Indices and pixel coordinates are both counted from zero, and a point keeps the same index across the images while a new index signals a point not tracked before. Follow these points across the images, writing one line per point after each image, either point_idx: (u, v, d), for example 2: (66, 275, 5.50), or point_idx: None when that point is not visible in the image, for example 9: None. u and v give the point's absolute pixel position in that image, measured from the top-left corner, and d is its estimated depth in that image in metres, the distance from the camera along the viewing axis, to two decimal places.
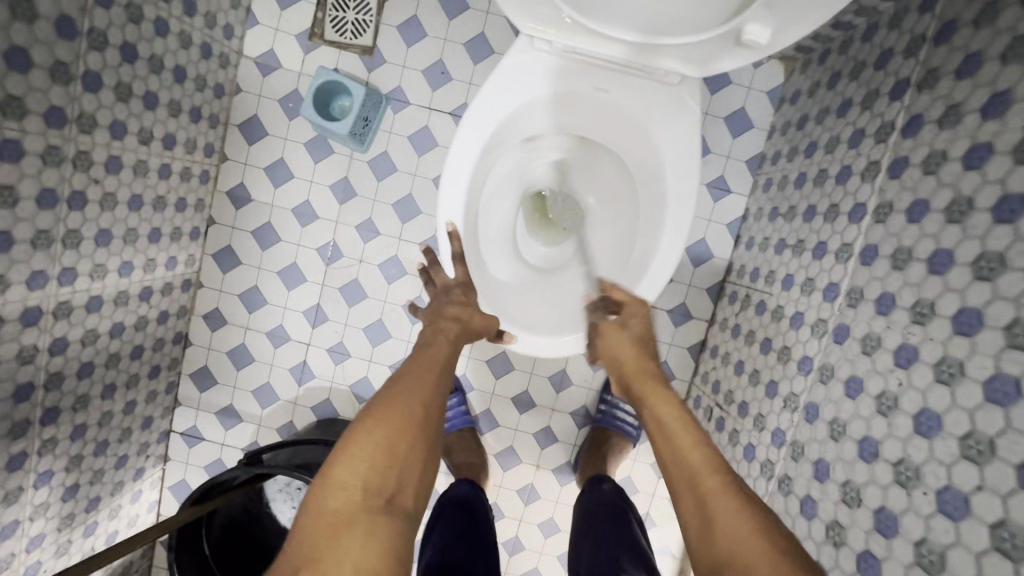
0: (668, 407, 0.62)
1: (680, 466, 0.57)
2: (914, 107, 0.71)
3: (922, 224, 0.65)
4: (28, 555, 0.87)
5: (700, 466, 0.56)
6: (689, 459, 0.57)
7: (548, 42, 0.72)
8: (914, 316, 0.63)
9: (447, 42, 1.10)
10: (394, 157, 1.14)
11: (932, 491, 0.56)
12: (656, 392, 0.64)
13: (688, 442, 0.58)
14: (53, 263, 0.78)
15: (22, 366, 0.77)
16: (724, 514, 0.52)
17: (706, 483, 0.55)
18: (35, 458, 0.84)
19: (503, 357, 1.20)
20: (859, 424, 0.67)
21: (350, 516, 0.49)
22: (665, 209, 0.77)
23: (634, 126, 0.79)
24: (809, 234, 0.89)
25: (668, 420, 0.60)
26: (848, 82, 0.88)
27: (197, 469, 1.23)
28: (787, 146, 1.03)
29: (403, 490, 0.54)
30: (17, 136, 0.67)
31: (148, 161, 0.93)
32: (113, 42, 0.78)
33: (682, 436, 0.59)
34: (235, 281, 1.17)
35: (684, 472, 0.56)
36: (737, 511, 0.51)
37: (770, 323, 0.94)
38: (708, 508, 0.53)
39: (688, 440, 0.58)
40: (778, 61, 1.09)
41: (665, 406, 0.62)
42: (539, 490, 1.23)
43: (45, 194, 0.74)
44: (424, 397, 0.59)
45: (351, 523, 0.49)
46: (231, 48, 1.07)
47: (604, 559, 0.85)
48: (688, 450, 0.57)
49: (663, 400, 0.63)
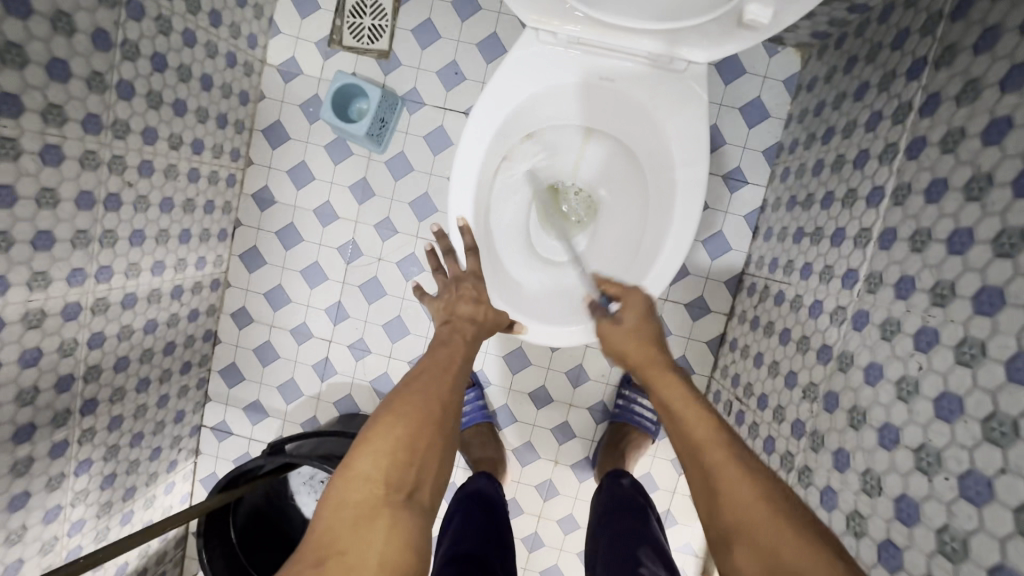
0: (669, 387, 0.62)
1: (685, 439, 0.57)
2: (932, 85, 0.69)
3: (941, 204, 0.63)
4: (70, 539, 0.92)
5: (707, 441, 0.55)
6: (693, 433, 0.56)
7: (553, 34, 0.74)
8: (934, 298, 0.61)
9: (460, 44, 1.13)
10: (410, 156, 1.16)
11: (953, 476, 0.54)
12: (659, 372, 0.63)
13: (691, 416, 0.57)
14: (91, 261, 0.83)
15: (63, 359, 0.82)
16: (731, 483, 0.51)
17: (710, 458, 0.53)
18: (76, 447, 0.89)
19: (520, 352, 1.20)
20: (879, 411, 0.66)
21: (371, 510, 0.49)
22: (674, 197, 0.78)
23: (642, 115, 0.79)
24: (827, 221, 0.87)
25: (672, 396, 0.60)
26: (865, 65, 0.86)
27: (226, 462, 1.27)
28: (804, 133, 1.01)
29: (422, 485, 0.54)
30: (58, 142, 0.72)
31: (178, 165, 0.98)
32: (144, 52, 0.83)
33: (686, 409, 0.58)
34: (260, 281, 1.22)
35: (689, 446, 0.56)
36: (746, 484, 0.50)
37: (789, 314, 0.92)
38: (720, 479, 0.52)
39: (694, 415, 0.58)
40: (794, 49, 1.08)
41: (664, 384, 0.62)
42: (557, 485, 1.22)
43: (83, 197, 0.79)
44: (441, 396, 0.60)
45: (373, 516, 0.49)
46: (255, 56, 1.12)
47: (621, 551, 0.85)
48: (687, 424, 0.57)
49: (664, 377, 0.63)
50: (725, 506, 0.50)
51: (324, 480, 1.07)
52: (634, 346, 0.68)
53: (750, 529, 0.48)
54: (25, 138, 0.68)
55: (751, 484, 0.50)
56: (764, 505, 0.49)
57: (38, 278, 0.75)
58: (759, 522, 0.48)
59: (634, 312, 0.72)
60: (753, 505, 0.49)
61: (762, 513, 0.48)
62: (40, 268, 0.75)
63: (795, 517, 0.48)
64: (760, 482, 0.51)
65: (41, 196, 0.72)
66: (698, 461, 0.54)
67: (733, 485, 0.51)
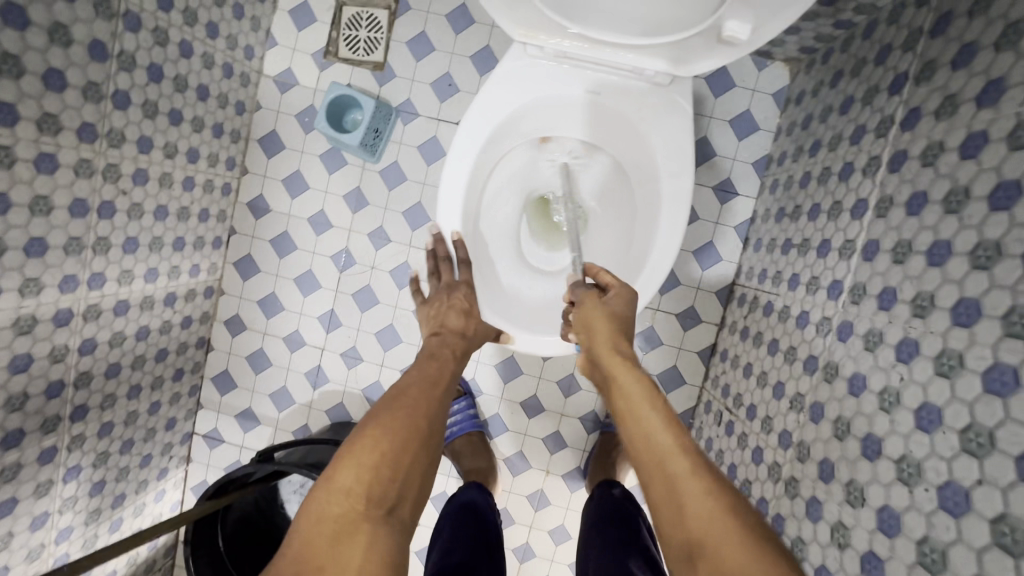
0: (635, 385, 0.60)
1: (648, 446, 0.55)
2: (912, 100, 0.70)
3: (922, 216, 0.64)
4: (57, 546, 0.92)
5: (672, 449, 0.54)
6: (657, 440, 0.55)
7: (540, 47, 0.74)
8: (914, 310, 0.62)
9: (455, 56, 1.14)
10: (404, 166, 1.18)
11: (933, 487, 0.54)
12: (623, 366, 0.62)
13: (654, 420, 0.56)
14: (83, 268, 0.84)
15: (53, 365, 0.82)
16: (693, 496, 0.50)
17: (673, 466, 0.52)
18: (65, 453, 0.89)
19: (512, 361, 1.21)
20: (862, 421, 0.66)
21: (351, 525, 0.48)
22: (659, 208, 0.79)
23: (628, 127, 0.81)
24: (814, 232, 0.88)
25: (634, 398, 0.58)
26: (850, 79, 0.87)
27: (217, 470, 1.27)
28: (793, 146, 1.02)
29: (402, 503, 0.53)
30: (52, 150, 0.73)
31: (173, 174, 0.99)
32: (141, 63, 0.85)
33: (651, 414, 0.57)
34: (253, 288, 1.23)
35: (653, 455, 0.54)
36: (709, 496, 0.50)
37: (777, 324, 0.92)
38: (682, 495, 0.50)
39: (659, 423, 0.56)
40: (783, 63, 1.09)
41: (626, 378, 0.61)
42: (549, 496, 1.22)
43: (77, 204, 0.80)
44: (427, 412, 0.60)
45: (353, 532, 0.48)
46: (252, 67, 1.14)
47: (613, 561, 0.84)
48: (652, 428, 0.56)
49: (628, 374, 0.61)
50: (688, 522, 0.49)
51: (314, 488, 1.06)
52: (605, 336, 0.65)
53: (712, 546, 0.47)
54: (19, 146, 0.69)
55: (712, 497, 0.50)
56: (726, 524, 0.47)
57: (29, 284, 0.75)
58: (722, 539, 0.47)
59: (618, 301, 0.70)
60: (716, 521, 0.48)
61: (723, 532, 0.47)
62: (32, 275, 0.75)
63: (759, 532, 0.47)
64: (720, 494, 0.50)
65: (35, 203, 0.73)
66: (663, 472, 0.53)
67: (698, 500, 0.49)
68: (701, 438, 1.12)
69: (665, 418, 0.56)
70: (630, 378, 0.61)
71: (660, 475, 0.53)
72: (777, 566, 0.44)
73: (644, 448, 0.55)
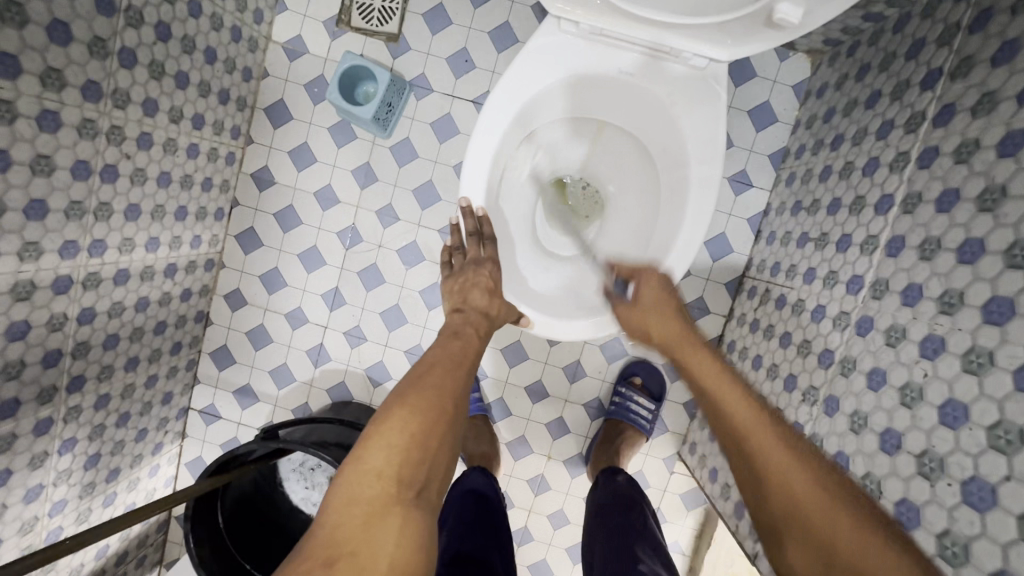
0: (700, 360, 0.62)
1: (726, 422, 0.55)
2: (947, 96, 0.70)
3: (952, 213, 0.64)
4: (51, 520, 0.89)
5: (749, 424, 0.54)
6: (733, 416, 0.55)
7: (575, 24, 0.73)
8: (941, 306, 0.62)
9: (472, 31, 1.11)
10: (415, 143, 1.15)
11: (957, 482, 0.55)
12: (688, 343, 0.66)
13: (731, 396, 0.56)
14: (85, 234, 0.80)
15: (51, 333, 0.79)
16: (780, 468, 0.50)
17: (754, 441, 0.53)
18: (61, 425, 0.86)
19: (518, 346, 1.20)
20: (881, 416, 0.66)
21: (382, 508, 0.47)
22: (687, 195, 0.78)
23: (658, 110, 0.80)
24: (833, 227, 0.88)
25: (704, 375, 0.60)
26: (877, 73, 0.87)
27: (213, 446, 1.25)
28: (812, 139, 1.01)
29: (430, 484, 0.52)
30: (56, 108, 0.70)
31: (177, 140, 0.95)
32: (148, 20, 0.80)
33: (724, 388, 0.57)
34: (256, 263, 1.19)
35: (731, 429, 0.54)
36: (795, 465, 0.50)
37: (790, 317, 0.92)
38: (781, 476, 0.50)
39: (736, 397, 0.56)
40: (805, 55, 1.08)
41: (694, 356, 0.63)
42: (549, 481, 1.22)
43: (79, 166, 0.76)
44: (454, 394, 0.58)
45: (384, 515, 0.47)
46: (260, 32, 1.09)
47: (622, 551, 0.84)
48: (726, 406, 0.56)
49: (695, 354, 0.63)
50: (777, 499, 0.49)
51: (314, 467, 1.08)
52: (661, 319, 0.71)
53: (821, 526, 0.46)
54: (22, 101, 0.65)
55: (795, 463, 0.50)
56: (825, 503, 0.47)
57: (28, 248, 0.72)
58: (813, 508, 0.47)
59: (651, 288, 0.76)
60: (809, 493, 0.48)
61: (812, 497, 0.48)
62: (32, 239, 0.72)
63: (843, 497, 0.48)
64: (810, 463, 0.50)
65: (36, 162, 0.69)
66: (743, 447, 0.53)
67: (791, 474, 0.49)
68: (705, 427, 1.12)
69: (738, 391, 0.57)
70: (700, 356, 0.63)
71: (738, 449, 0.54)
72: (879, 536, 0.45)
73: (719, 423, 0.56)
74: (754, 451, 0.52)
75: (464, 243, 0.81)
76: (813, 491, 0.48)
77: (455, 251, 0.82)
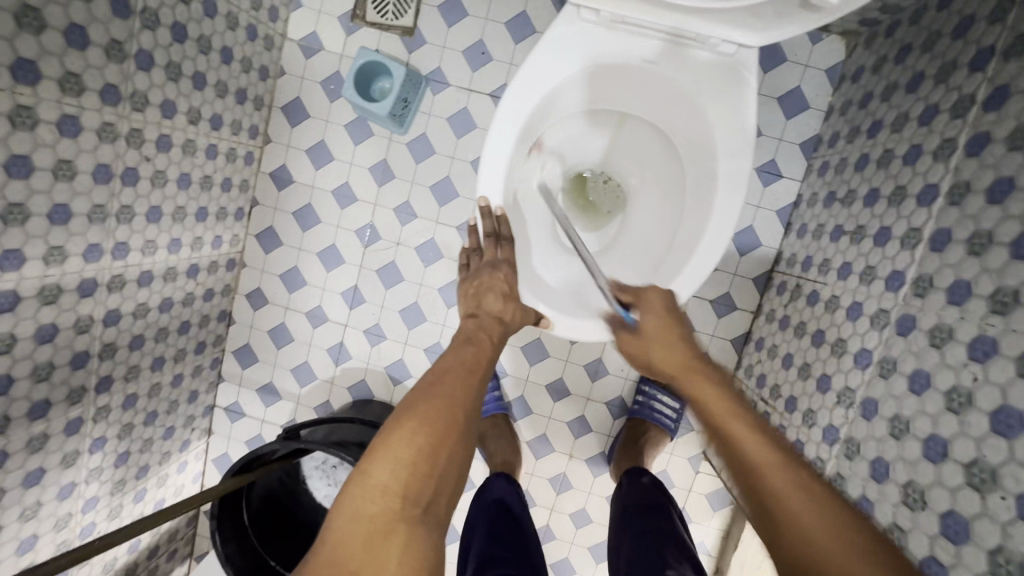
0: (711, 391, 0.61)
1: (740, 460, 0.55)
2: (999, 78, 0.65)
3: (1006, 205, 0.59)
4: (84, 516, 0.92)
5: (762, 463, 0.53)
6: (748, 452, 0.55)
7: (595, 11, 0.70)
8: (993, 305, 0.57)
9: (488, 22, 1.08)
10: (432, 139, 1.13)
11: (1011, 495, 0.52)
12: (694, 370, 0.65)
13: (744, 433, 0.56)
14: (107, 237, 0.81)
15: (78, 335, 0.80)
16: (804, 521, 0.49)
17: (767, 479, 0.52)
18: (91, 424, 0.88)
19: (538, 344, 1.18)
20: (925, 421, 0.62)
21: (387, 525, 0.47)
22: (715, 189, 0.75)
23: (684, 101, 0.77)
24: (870, 219, 0.83)
25: (714, 411, 0.60)
26: (920, 54, 0.81)
27: (238, 443, 1.27)
28: (847, 126, 0.96)
29: (439, 498, 0.51)
30: (75, 112, 0.70)
31: (196, 141, 0.95)
32: (165, 21, 0.80)
33: (737, 423, 0.57)
34: (276, 262, 1.20)
35: (742, 466, 0.55)
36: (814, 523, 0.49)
37: (824, 314, 0.88)
38: (794, 521, 0.49)
39: (750, 433, 0.56)
40: (839, 36, 1.03)
41: (703, 387, 0.62)
42: (571, 480, 1.21)
43: (100, 170, 0.76)
44: (465, 405, 0.55)
45: (388, 532, 0.46)
46: (276, 30, 1.09)
47: (648, 554, 0.82)
48: (738, 439, 0.56)
49: (707, 384, 0.62)
50: (786, 543, 0.49)
51: (336, 465, 1.08)
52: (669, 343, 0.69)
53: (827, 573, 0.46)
54: (42, 106, 0.65)
55: (805, 497, 0.50)
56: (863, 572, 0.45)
57: (54, 253, 0.73)
58: (826, 548, 0.47)
59: (659, 310, 0.73)
60: (824, 537, 0.47)
61: (823, 538, 0.47)
62: (57, 243, 0.73)
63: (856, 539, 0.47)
64: (835, 511, 0.49)
65: (58, 167, 0.70)
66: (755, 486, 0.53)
67: (796, 509, 0.50)
68: None
69: (751, 426, 0.57)
70: (706, 387, 0.62)
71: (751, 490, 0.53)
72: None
73: (732, 460, 0.56)
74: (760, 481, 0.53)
75: (482, 245, 0.79)
76: (826, 533, 0.47)
77: (473, 254, 0.80)
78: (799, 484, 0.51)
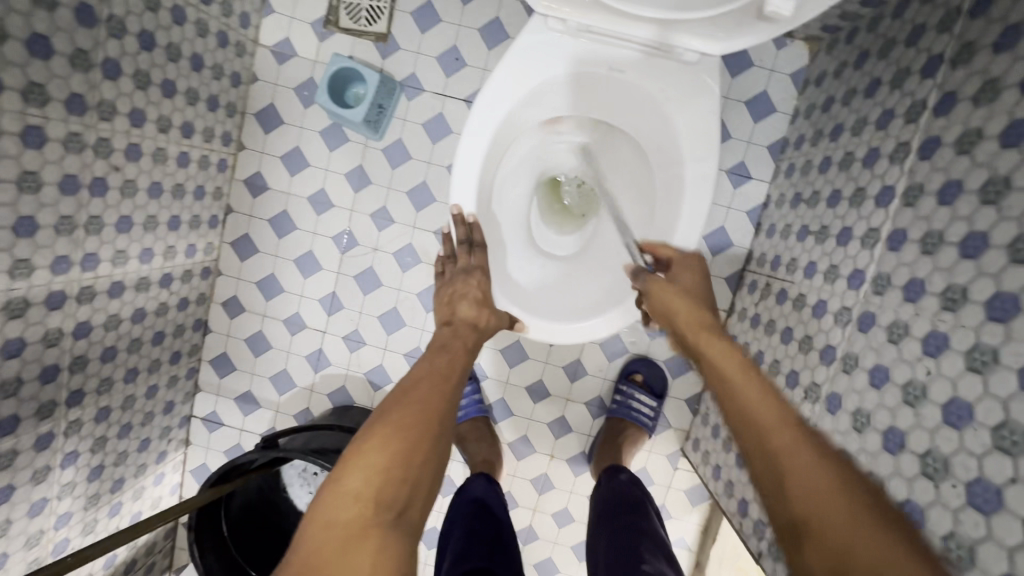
0: (726, 352, 0.60)
1: (746, 417, 0.54)
2: (948, 84, 0.68)
3: (955, 206, 0.62)
4: (56, 532, 0.90)
5: (772, 424, 0.53)
6: (755, 412, 0.54)
7: (563, 22, 0.72)
8: (944, 302, 0.60)
9: (462, 28, 1.09)
10: (408, 144, 1.13)
11: (961, 483, 0.54)
12: (707, 333, 0.63)
13: (755, 391, 0.55)
14: (76, 248, 0.80)
15: (47, 349, 0.79)
16: (805, 474, 0.49)
17: (776, 439, 0.52)
18: (62, 439, 0.86)
19: (517, 346, 1.19)
20: (884, 414, 0.65)
21: (360, 530, 0.47)
22: (682, 193, 0.77)
23: (650, 108, 0.78)
24: (833, 219, 0.86)
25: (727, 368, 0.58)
26: (877, 61, 0.84)
27: (216, 453, 1.25)
28: (812, 129, 0.99)
29: (413, 504, 0.51)
30: (40, 123, 0.69)
31: (167, 149, 0.94)
32: (131, 29, 0.79)
33: (746, 383, 0.56)
34: (253, 269, 1.19)
35: (749, 425, 0.54)
36: (860, 513, 0.46)
37: (791, 312, 0.91)
38: (799, 475, 0.49)
39: (759, 393, 0.55)
40: (803, 42, 1.06)
41: (716, 350, 0.61)
42: (552, 480, 1.22)
43: (68, 181, 0.75)
44: (439, 410, 0.56)
45: (362, 536, 0.47)
46: (248, 36, 1.08)
47: (621, 551, 0.83)
48: (748, 398, 0.55)
49: (720, 343, 0.61)
50: (792, 501, 0.48)
51: (316, 472, 1.06)
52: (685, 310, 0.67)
53: (827, 527, 0.46)
54: (5, 118, 0.64)
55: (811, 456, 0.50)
56: (864, 530, 0.45)
57: (20, 265, 0.71)
58: (831, 505, 0.46)
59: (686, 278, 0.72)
60: (828, 492, 0.47)
61: (829, 497, 0.47)
62: (23, 256, 0.71)
63: (859, 502, 0.47)
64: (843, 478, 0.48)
65: (22, 179, 0.68)
66: (761, 441, 0.52)
67: (803, 469, 0.49)
68: (708, 424, 1.11)
69: (762, 386, 0.56)
70: (717, 345, 0.61)
71: (756, 446, 0.53)
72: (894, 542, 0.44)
73: (738, 417, 0.55)
74: (765, 438, 0.52)
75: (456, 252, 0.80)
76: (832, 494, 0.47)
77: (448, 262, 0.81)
78: (806, 443, 0.51)
